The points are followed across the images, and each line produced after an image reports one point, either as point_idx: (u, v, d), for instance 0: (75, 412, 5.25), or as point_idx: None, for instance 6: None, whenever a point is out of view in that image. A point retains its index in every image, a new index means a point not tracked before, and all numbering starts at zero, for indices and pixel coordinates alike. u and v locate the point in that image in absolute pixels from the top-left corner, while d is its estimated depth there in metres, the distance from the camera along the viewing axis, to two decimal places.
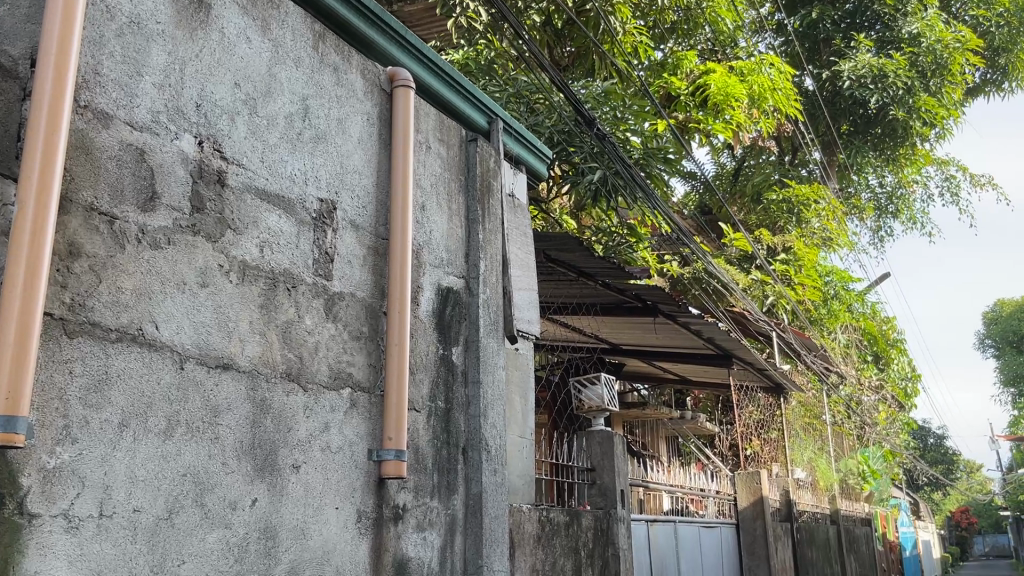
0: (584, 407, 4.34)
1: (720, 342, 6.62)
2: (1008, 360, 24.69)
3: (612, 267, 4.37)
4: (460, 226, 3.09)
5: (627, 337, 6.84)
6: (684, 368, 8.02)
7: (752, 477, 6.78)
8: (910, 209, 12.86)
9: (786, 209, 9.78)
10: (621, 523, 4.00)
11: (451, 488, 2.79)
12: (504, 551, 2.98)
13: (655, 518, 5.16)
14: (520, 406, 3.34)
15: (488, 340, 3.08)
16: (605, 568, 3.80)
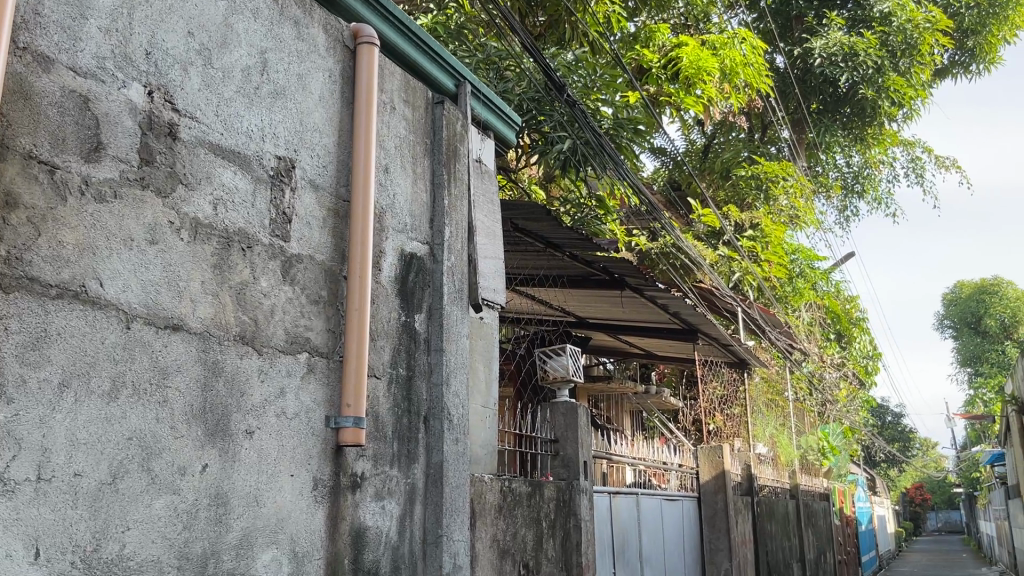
0: (548, 378, 4.30)
1: (686, 316, 6.62)
2: (966, 341, 25.17)
3: (579, 237, 4.32)
4: (425, 190, 3.02)
5: (594, 311, 6.81)
6: (650, 343, 8.02)
7: (714, 451, 6.83)
8: (875, 189, 12.98)
9: (754, 186, 9.88)
10: (584, 495, 3.98)
11: (411, 457, 2.74)
12: (464, 521, 2.94)
13: (618, 490, 5.16)
14: (484, 376, 3.29)
15: (452, 308, 3.02)
16: (567, 539, 3.79)
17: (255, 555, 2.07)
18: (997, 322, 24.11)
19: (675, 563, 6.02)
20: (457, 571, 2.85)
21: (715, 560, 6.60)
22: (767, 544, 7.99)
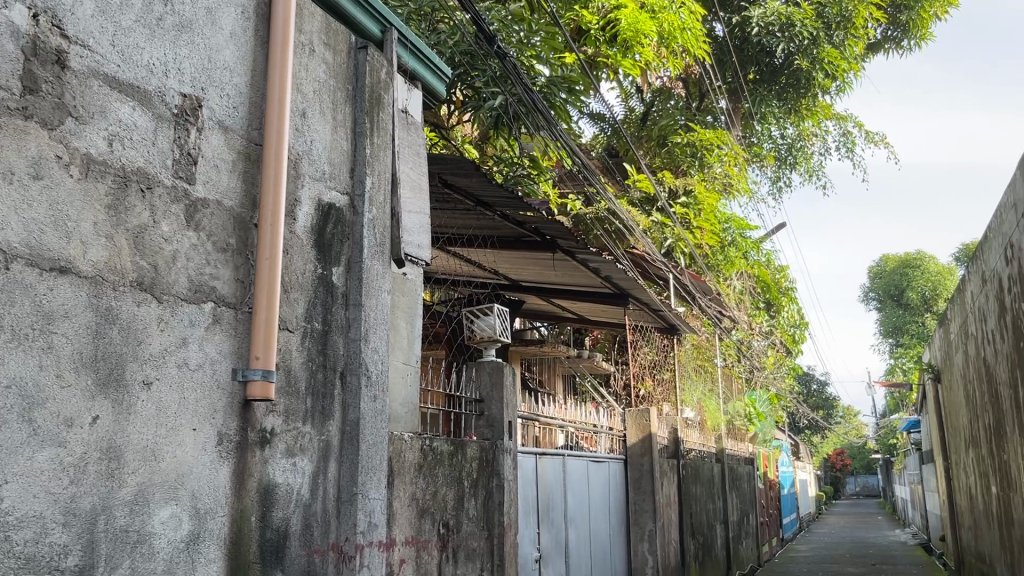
0: (475, 338, 4.20)
1: (618, 280, 6.63)
2: (889, 312, 26.00)
3: (510, 196, 4.25)
4: (345, 138, 2.91)
5: (527, 273, 6.78)
6: (582, 307, 8.04)
7: (642, 414, 6.90)
8: (808, 161, 13.19)
9: (690, 153, 9.92)
10: (507, 455, 3.96)
11: (325, 414, 2.66)
12: (382, 479, 2.88)
13: (544, 451, 5.16)
14: (406, 333, 3.21)
15: (373, 262, 2.93)
16: (489, 499, 3.77)
17: (152, 511, 1.98)
18: (919, 294, 24.95)
19: (599, 524, 6.08)
20: (373, 530, 2.80)
21: (640, 521, 6.70)
22: (691, 506, 8.15)
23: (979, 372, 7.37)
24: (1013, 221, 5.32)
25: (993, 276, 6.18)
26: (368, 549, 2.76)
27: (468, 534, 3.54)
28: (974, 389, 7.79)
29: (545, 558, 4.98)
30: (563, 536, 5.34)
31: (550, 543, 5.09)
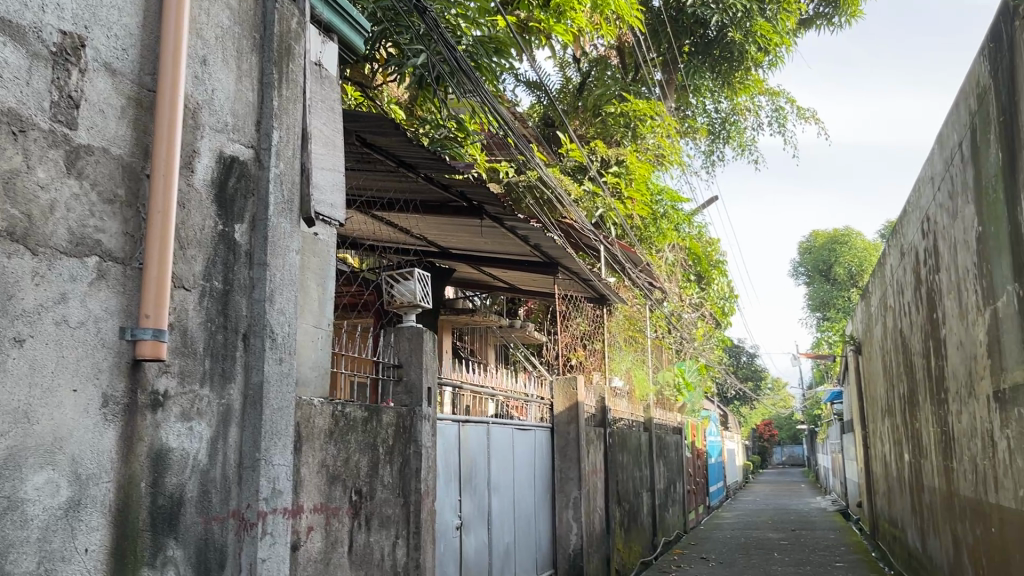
0: (394, 304, 4.08)
1: (547, 249, 6.60)
2: (817, 287, 26.65)
3: (432, 157, 4.15)
4: (251, 89, 2.77)
5: (455, 240, 6.70)
6: (512, 275, 8.00)
7: (569, 382, 6.90)
8: (740, 136, 13.34)
9: (623, 123, 9.94)
10: (426, 421, 3.89)
11: (225, 376, 2.55)
12: (288, 444, 2.78)
13: (467, 418, 5.11)
14: (317, 296, 3.11)
15: (279, 219, 2.81)
16: (405, 465, 3.70)
17: (25, 477, 1.86)
18: (846, 270, 25.65)
19: (524, 492, 6.08)
20: (278, 497, 2.70)
21: (565, 489, 6.74)
22: (618, 474, 8.24)
23: (896, 344, 7.59)
24: (929, 195, 5.44)
25: (910, 249, 6.34)
26: (273, 516, 2.66)
27: (382, 501, 3.47)
28: (891, 360, 8.02)
29: (467, 525, 4.94)
30: (485, 503, 5.32)
31: (472, 511, 5.06)
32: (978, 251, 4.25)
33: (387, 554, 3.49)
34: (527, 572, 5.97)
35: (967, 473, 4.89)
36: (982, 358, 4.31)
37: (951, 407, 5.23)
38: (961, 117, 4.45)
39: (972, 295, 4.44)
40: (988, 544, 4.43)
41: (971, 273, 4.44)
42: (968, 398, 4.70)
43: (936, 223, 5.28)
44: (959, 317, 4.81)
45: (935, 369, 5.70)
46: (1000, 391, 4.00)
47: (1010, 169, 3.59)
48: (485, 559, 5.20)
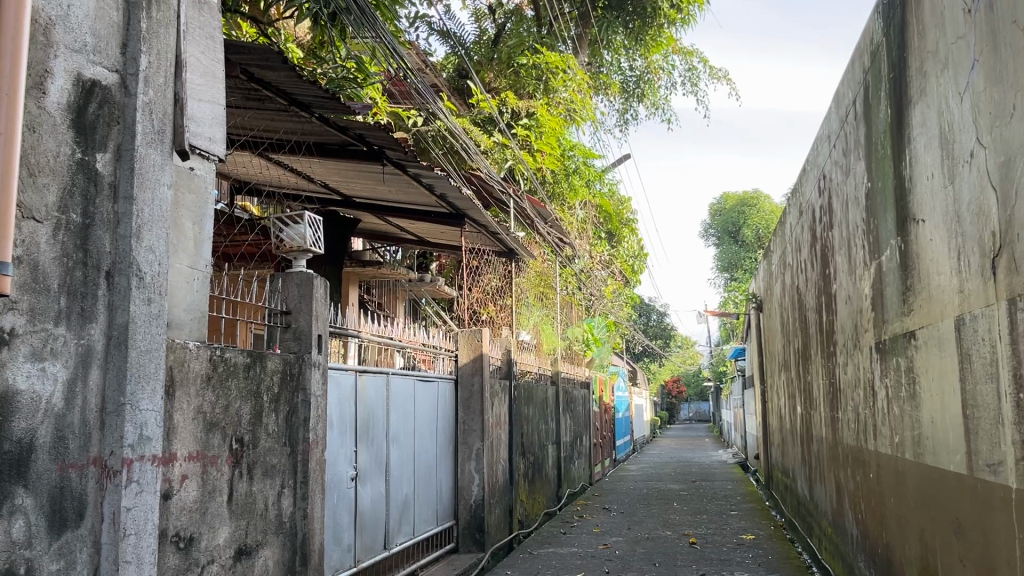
0: (282, 248, 3.92)
1: (453, 199, 6.48)
2: (726, 248, 27.34)
3: (325, 95, 3.99)
4: (115, 8, 2.57)
5: (358, 188, 6.51)
6: (419, 227, 7.86)
7: (474, 334, 6.85)
8: (654, 95, 13.42)
9: (535, 76, 9.81)
10: (315, 369, 3.78)
11: (85, 316, 2.39)
12: (159, 389, 2.64)
13: (365, 369, 5.01)
14: (193, 235, 2.96)
15: (147, 150, 2.63)
16: (292, 414, 3.60)
17: None
18: (754, 232, 26.43)
19: (425, 443, 6.03)
20: (146, 444, 2.56)
21: (467, 441, 6.72)
22: (523, 426, 8.29)
23: (792, 300, 7.80)
24: (825, 153, 5.56)
25: (808, 207, 6.49)
26: (140, 464, 2.52)
27: (266, 450, 3.36)
28: (788, 316, 8.26)
29: (363, 476, 4.87)
30: (383, 454, 5.25)
31: (368, 462, 4.98)
32: (867, 207, 4.35)
33: (272, 504, 3.39)
34: (427, 522, 5.95)
35: (850, 423, 5.07)
36: (868, 311, 4.44)
37: (839, 359, 5.40)
38: (856, 75, 4.52)
39: (861, 251, 4.56)
40: (867, 490, 4.61)
41: (860, 229, 4.55)
42: (853, 350, 4.85)
43: (831, 181, 5.39)
44: (848, 272, 4.94)
45: (826, 323, 5.88)
46: (882, 342, 4.13)
47: (897, 125, 3.66)
48: (381, 510, 5.15)
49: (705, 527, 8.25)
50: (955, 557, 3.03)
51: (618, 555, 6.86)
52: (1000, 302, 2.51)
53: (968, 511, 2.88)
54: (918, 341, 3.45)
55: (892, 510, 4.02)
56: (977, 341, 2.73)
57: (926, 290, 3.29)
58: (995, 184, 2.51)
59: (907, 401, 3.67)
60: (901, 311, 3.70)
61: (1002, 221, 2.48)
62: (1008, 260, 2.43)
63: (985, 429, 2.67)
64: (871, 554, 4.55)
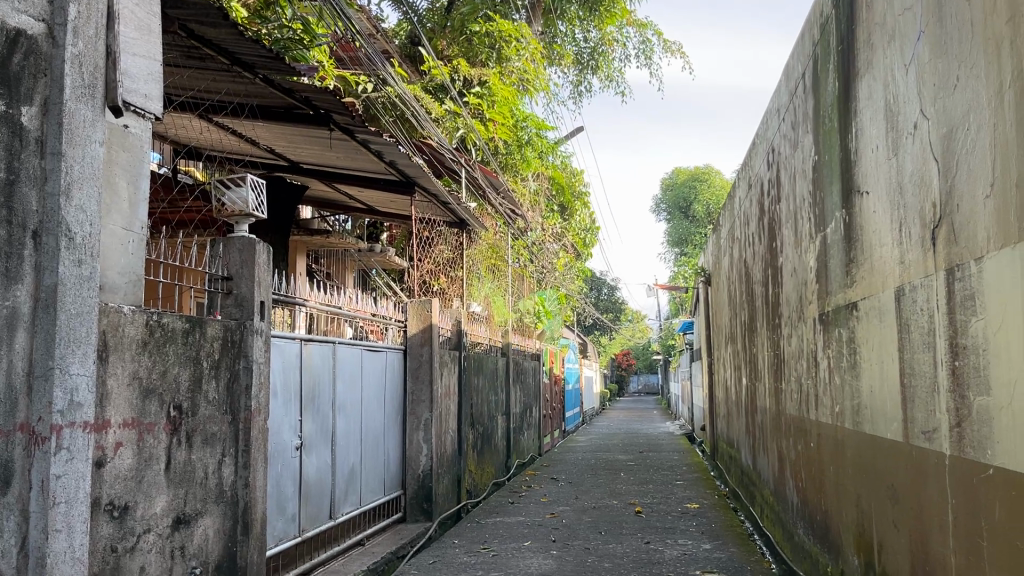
0: (223, 212, 3.81)
1: (403, 167, 6.38)
2: (676, 223, 27.60)
3: (269, 55, 3.89)
4: None
5: (306, 154, 6.38)
6: (369, 195, 7.75)
7: (423, 304, 6.79)
8: (608, 68, 13.41)
9: (488, 44, 9.67)
10: (257, 336, 3.70)
11: (9, 276, 2.29)
12: (90, 353, 2.55)
13: (311, 337, 4.93)
14: (127, 195, 2.86)
15: (76, 105, 2.52)
16: (234, 381, 3.52)
17: None
18: (704, 208, 26.65)
19: (372, 413, 5.98)
20: (77, 410, 2.47)
21: (416, 411, 6.68)
22: (472, 397, 8.28)
23: (740, 273, 7.89)
24: (775, 126, 5.60)
25: (757, 181, 6.54)
26: (69, 431, 2.43)
27: (206, 418, 3.29)
28: (736, 290, 8.37)
29: (308, 445, 4.81)
30: (329, 423, 5.19)
31: (313, 431, 4.92)
32: (814, 180, 4.38)
33: (211, 473, 3.32)
34: (374, 492, 5.92)
35: (793, 394, 5.16)
36: (812, 283, 4.50)
37: (783, 332, 5.48)
38: (806, 48, 4.54)
39: (807, 224, 4.61)
40: (807, 458, 4.70)
41: (807, 202, 4.59)
42: (798, 322, 4.91)
43: (780, 154, 5.43)
44: (794, 245, 5.00)
45: (772, 296, 5.95)
46: (825, 313, 4.19)
47: (845, 98, 3.68)
48: (327, 479, 5.10)
49: (651, 497, 8.37)
50: (890, 522, 3.10)
51: (564, 523, 6.92)
52: (939, 273, 2.55)
53: (902, 477, 2.95)
54: (860, 312, 3.50)
55: (831, 478, 4.10)
56: (916, 311, 2.77)
57: (869, 261, 3.33)
58: (938, 155, 2.53)
59: (848, 371, 3.73)
60: (845, 283, 3.75)
61: (942, 193, 2.51)
62: (948, 230, 2.46)
63: (921, 397, 2.72)
64: (809, 520, 4.65)
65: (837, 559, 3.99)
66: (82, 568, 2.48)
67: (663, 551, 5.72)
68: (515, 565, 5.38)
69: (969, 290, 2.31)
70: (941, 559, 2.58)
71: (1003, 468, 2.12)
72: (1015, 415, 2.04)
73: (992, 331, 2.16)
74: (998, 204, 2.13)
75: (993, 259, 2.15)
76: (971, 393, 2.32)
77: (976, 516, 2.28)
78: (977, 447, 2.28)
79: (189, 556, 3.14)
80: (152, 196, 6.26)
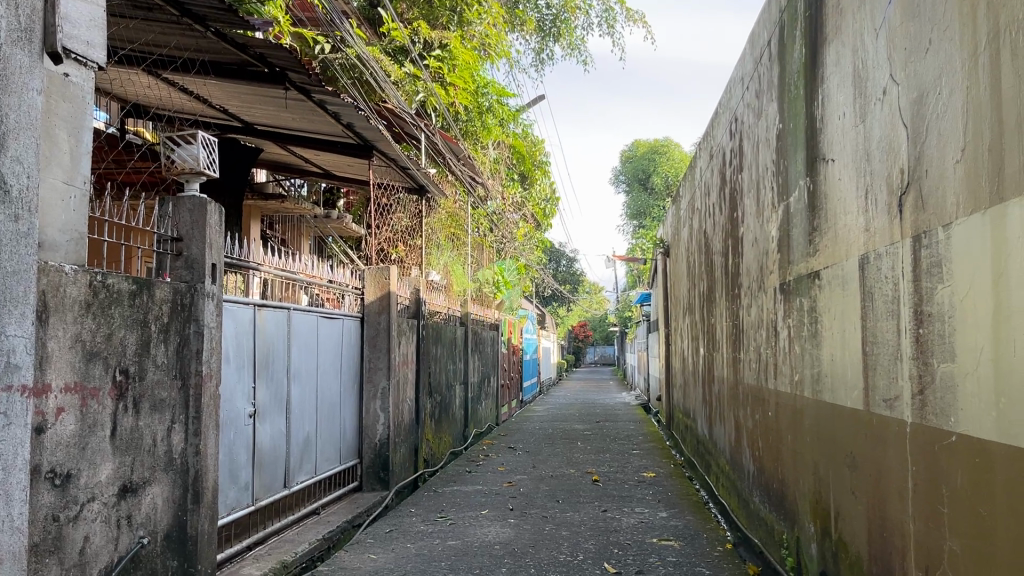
0: (171, 171, 3.65)
1: (361, 130, 6.23)
2: (636, 195, 27.67)
3: (222, 8, 3.74)
4: None
5: (260, 114, 6.19)
6: (326, 159, 7.56)
7: (381, 271, 6.67)
8: (570, 36, 13.28)
9: (449, 6, 9.37)
10: (208, 300, 3.57)
11: None
12: (28, 313, 2.41)
13: (265, 303, 4.80)
14: (68, 148, 2.71)
15: (11, 50, 2.36)
16: (184, 346, 3.40)
17: None
18: (663, 180, 26.69)
19: (328, 381, 5.88)
20: (14, 373, 2.35)
21: (373, 379, 6.59)
22: (430, 366, 8.20)
23: (699, 244, 7.91)
24: (738, 95, 5.57)
25: (718, 151, 6.53)
26: (6, 395, 2.31)
27: (154, 383, 3.17)
28: (695, 260, 8.39)
29: (261, 413, 4.70)
30: (283, 390, 5.08)
31: (267, 399, 4.81)
32: (778, 149, 4.37)
33: (160, 441, 3.21)
34: (330, 461, 5.84)
35: (751, 363, 5.18)
36: (774, 253, 4.49)
37: (743, 302, 5.50)
38: (771, 15, 4.50)
39: (769, 193, 4.59)
40: (765, 427, 4.74)
41: (770, 171, 4.57)
42: (758, 291, 4.92)
43: (743, 123, 5.42)
44: (756, 215, 4.99)
45: (732, 267, 5.96)
46: (786, 283, 4.19)
47: (811, 64, 3.65)
48: (282, 447, 5.00)
49: (608, 465, 8.41)
50: (848, 489, 3.12)
51: (522, 492, 6.92)
52: (905, 241, 2.53)
53: (861, 444, 2.96)
54: (822, 282, 3.50)
55: (788, 447, 4.12)
56: (880, 279, 2.75)
57: (833, 230, 3.32)
58: (907, 121, 2.50)
59: (809, 339, 3.73)
60: (807, 252, 3.74)
61: (910, 159, 2.49)
62: (915, 197, 2.44)
63: (883, 365, 2.71)
64: (765, 488, 4.70)
65: (792, 526, 4.02)
66: (21, 537, 2.37)
67: (620, 519, 5.74)
68: (472, 533, 5.35)
69: (936, 257, 2.29)
70: (899, 526, 2.59)
71: (966, 436, 2.11)
72: (981, 382, 2.03)
73: (958, 298, 2.14)
74: (968, 169, 2.10)
75: (962, 226, 2.13)
76: (934, 360, 2.31)
77: (937, 483, 2.29)
78: (939, 415, 2.28)
79: (137, 525, 3.04)
80: (96, 149, 6.05)
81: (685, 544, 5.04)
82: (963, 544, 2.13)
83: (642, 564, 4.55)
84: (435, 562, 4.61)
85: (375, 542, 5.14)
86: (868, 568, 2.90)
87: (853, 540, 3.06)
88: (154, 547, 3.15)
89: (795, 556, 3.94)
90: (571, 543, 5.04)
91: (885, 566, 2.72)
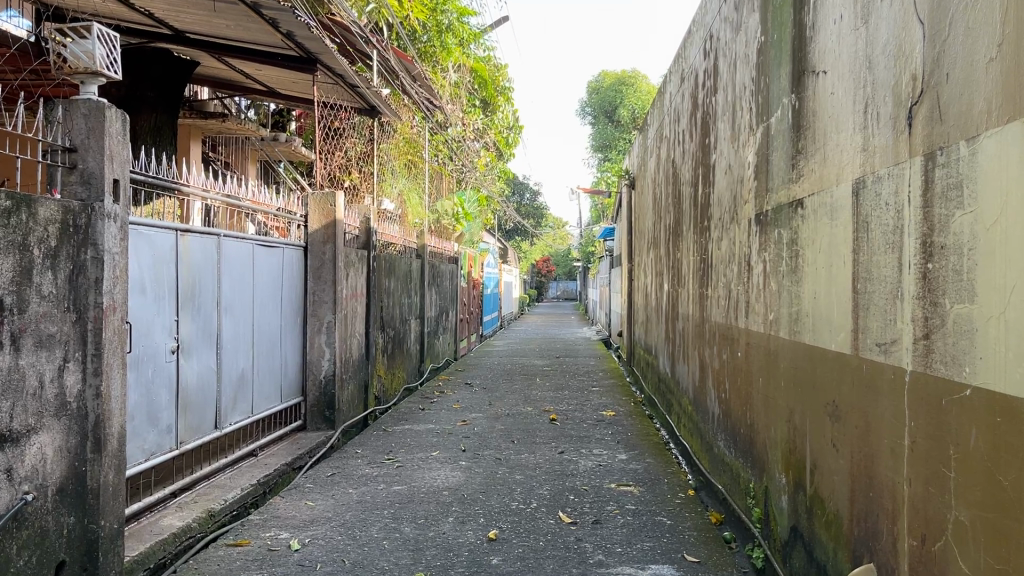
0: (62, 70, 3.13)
1: (302, 40, 5.68)
2: (600, 127, 27.06)
3: None
4: None
5: (189, 20, 5.59)
6: (270, 73, 6.97)
7: (326, 197, 6.14)
8: None
9: None
10: (109, 221, 3.09)
11: None
12: None
13: (189, 228, 4.31)
14: None
15: None
16: (79, 274, 2.94)
17: None
18: (629, 112, 25.97)
19: (266, 313, 5.44)
20: None
21: (318, 312, 6.15)
22: (382, 299, 7.78)
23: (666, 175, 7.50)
24: (714, 10, 5.12)
25: (689, 73, 6.09)
26: None
27: (38, 316, 2.73)
28: (661, 193, 8.01)
29: (186, 349, 4.27)
30: (213, 323, 4.64)
31: (194, 333, 4.38)
32: (757, 65, 3.97)
33: (49, 382, 2.78)
34: (269, 400, 5.45)
35: (719, 301, 4.85)
36: (749, 181, 4.12)
37: (712, 236, 5.14)
38: None
39: (746, 114, 4.20)
40: (733, 369, 4.43)
41: (748, 89, 4.17)
42: (729, 223, 4.57)
43: (718, 40, 4.99)
44: (730, 140, 4.60)
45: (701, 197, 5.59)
46: (762, 214, 3.84)
47: None
48: (211, 386, 4.59)
49: (566, 404, 8.14)
50: (827, 441, 2.81)
51: (476, 432, 6.61)
52: (913, 160, 2.16)
53: (847, 394, 2.63)
54: (805, 211, 3.14)
55: (759, 391, 3.82)
56: (879, 207, 2.39)
57: (821, 151, 2.94)
58: (923, 16, 2.11)
59: (787, 276, 3.38)
60: (789, 178, 3.37)
61: (926, 62, 2.10)
62: (931, 107, 2.06)
63: (879, 305, 2.37)
64: (730, 433, 4.44)
65: (759, 475, 3.75)
66: None
67: (577, 462, 5.45)
68: (419, 478, 5.02)
69: (954, 178, 1.93)
70: (890, 487, 2.28)
71: (984, 389, 1.78)
72: (1009, 327, 1.69)
73: (984, 226, 1.78)
74: (1006, 68, 1.72)
75: (992, 137, 1.76)
76: (946, 300, 1.96)
77: (942, 443, 1.96)
78: (951, 364, 1.94)
79: (19, 479, 2.63)
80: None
81: (645, 490, 4.77)
82: (974, 515, 1.81)
83: (598, 512, 4.26)
84: (378, 509, 4.27)
85: (314, 487, 4.79)
86: (849, 530, 2.61)
87: (830, 498, 2.77)
88: (44, 503, 2.75)
89: (762, 507, 3.67)
90: (526, 488, 4.75)
91: (871, 530, 2.42)
